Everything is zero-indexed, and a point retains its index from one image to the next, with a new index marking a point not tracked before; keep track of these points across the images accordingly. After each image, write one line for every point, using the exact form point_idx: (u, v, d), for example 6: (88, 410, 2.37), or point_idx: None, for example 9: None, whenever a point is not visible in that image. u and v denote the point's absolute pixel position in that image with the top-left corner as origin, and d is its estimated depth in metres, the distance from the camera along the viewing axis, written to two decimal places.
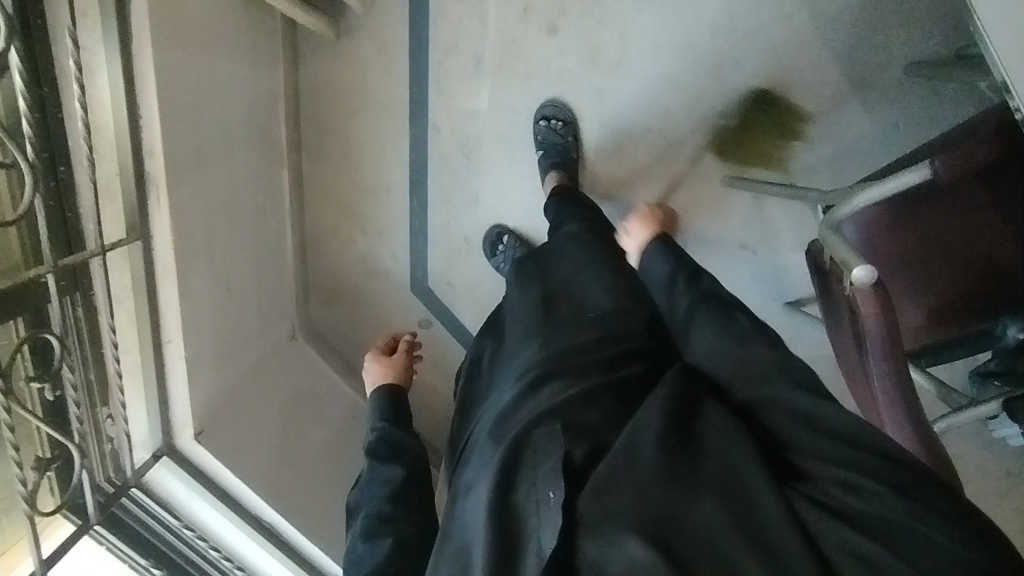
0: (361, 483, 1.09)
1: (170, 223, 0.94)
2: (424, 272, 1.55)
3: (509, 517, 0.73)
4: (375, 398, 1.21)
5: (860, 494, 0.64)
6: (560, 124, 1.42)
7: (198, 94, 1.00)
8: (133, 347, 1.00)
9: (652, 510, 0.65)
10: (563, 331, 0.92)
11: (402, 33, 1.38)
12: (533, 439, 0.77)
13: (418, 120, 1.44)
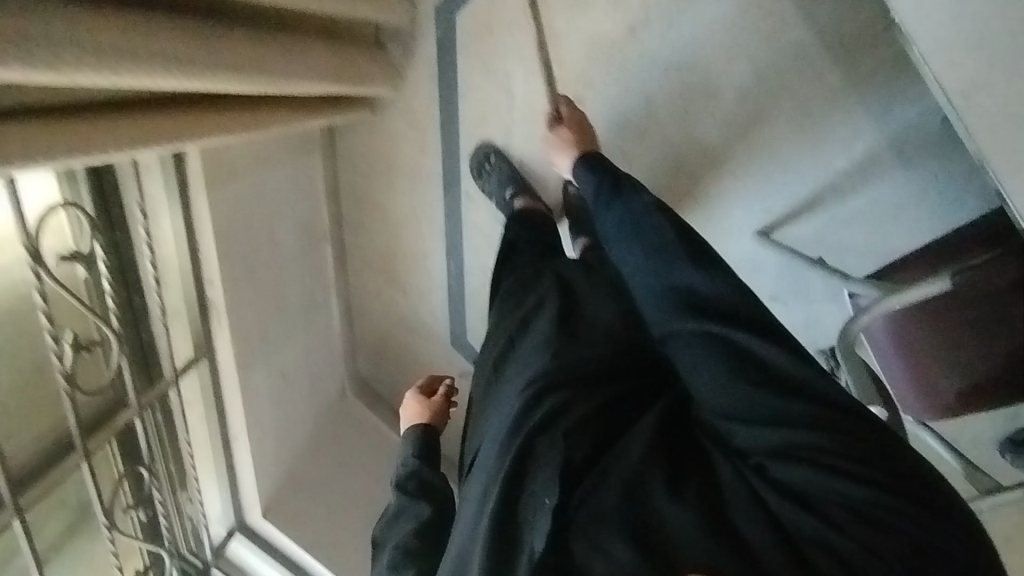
0: (388, 516, 1.04)
1: (230, 341, 1.05)
2: (463, 328, 1.63)
3: (506, 520, 0.71)
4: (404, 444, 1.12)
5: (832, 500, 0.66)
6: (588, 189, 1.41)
7: (246, 213, 1.08)
8: (205, 444, 1.13)
9: (635, 511, 0.68)
10: (555, 329, 0.88)
11: (433, 109, 1.43)
12: (532, 445, 0.75)
13: (451, 189, 1.50)
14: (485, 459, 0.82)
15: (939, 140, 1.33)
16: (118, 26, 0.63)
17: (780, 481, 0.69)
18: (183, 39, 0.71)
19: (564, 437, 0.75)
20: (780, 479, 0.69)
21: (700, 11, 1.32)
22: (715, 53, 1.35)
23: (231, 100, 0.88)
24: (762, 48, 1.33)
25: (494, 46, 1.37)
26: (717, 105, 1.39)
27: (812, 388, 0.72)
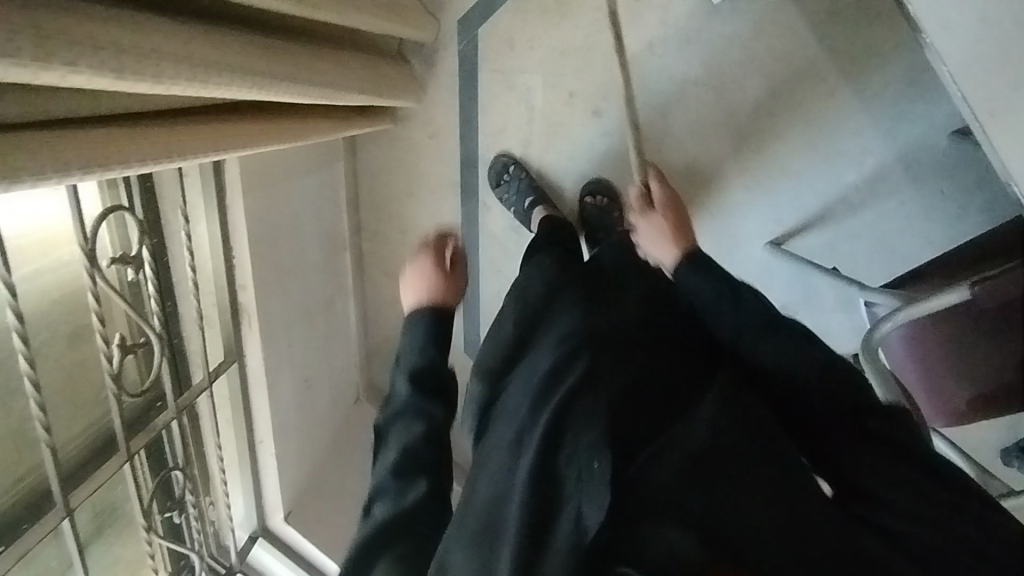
0: (390, 409, 0.81)
1: (260, 346, 1.07)
2: (477, 336, 1.64)
3: (549, 486, 0.67)
4: (408, 329, 0.86)
5: (917, 532, 0.61)
6: (606, 200, 1.43)
7: (276, 220, 1.10)
8: (232, 448, 1.14)
9: (701, 506, 0.63)
10: (612, 303, 0.85)
11: (453, 120, 1.46)
12: (577, 402, 0.71)
13: (469, 199, 1.52)
14: (518, 419, 0.77)
15: (947, 156, 1.37)
16: (211, 41, 0.66)
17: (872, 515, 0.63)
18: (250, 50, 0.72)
19: (612, 401, 0.71)
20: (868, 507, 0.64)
21: (717, 28, 1.36)
22: (731, 68, 1.38)
23: (266, 109, 0.90)
24: (778, 64, 1.36)
25: (516, 59, 1.40)
26: (731, 118, 1.42)
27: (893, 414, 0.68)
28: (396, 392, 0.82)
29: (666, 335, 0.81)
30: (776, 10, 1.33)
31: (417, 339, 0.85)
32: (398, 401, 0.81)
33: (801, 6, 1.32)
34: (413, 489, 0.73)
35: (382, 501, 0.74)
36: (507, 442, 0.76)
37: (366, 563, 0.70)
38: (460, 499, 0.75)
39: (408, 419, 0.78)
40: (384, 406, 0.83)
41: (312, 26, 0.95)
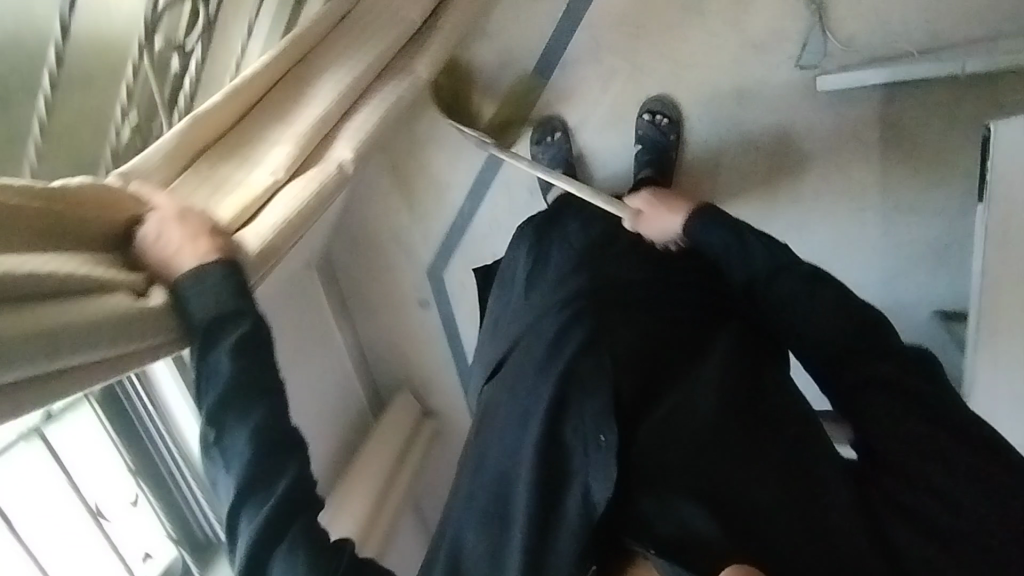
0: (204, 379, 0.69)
1: None
2: (444, 263, 1.66)
3: (554, 451, 0.78)
4: (206, 273, 0.67)
5: (925, 507, 0.71)
6: (664, 120, 1.41)
7: None
8: None
9: (710, 485, 0.72)
10: (620, 274, 0.96)
11: (530, 62, 1.44)
12: (580, 370, 0.82)
13: (505, 140, 1.52)
14: (527, 386, 0.86)
15: (920, 329, 1.44)
16: None
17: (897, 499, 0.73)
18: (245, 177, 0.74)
19: (615, 366, 0.82)
20: (904, 489, 0.73)
21: (807, 112, 1.36)
22: (797, 156, 1.40)
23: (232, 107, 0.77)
24: (835, 174, 1.39)
25: (616, 37, 1.40)
26: (774, 196, 1.43)
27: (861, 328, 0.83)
28: (215, 370, 0.69)
29: (681, 310, 0.93)
30: (861, 129, 1.34)
31: (221, 288, 0.67)
32: (210, 397, 0.69)
33: (884, 138, 1.34)
34: (280, 484, 0.71)
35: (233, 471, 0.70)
36: (517, 410, 0.85)
37: (265, 553, 0.70)
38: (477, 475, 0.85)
39: (246, 404, 0.70)
40: (196, 390, 0.70)
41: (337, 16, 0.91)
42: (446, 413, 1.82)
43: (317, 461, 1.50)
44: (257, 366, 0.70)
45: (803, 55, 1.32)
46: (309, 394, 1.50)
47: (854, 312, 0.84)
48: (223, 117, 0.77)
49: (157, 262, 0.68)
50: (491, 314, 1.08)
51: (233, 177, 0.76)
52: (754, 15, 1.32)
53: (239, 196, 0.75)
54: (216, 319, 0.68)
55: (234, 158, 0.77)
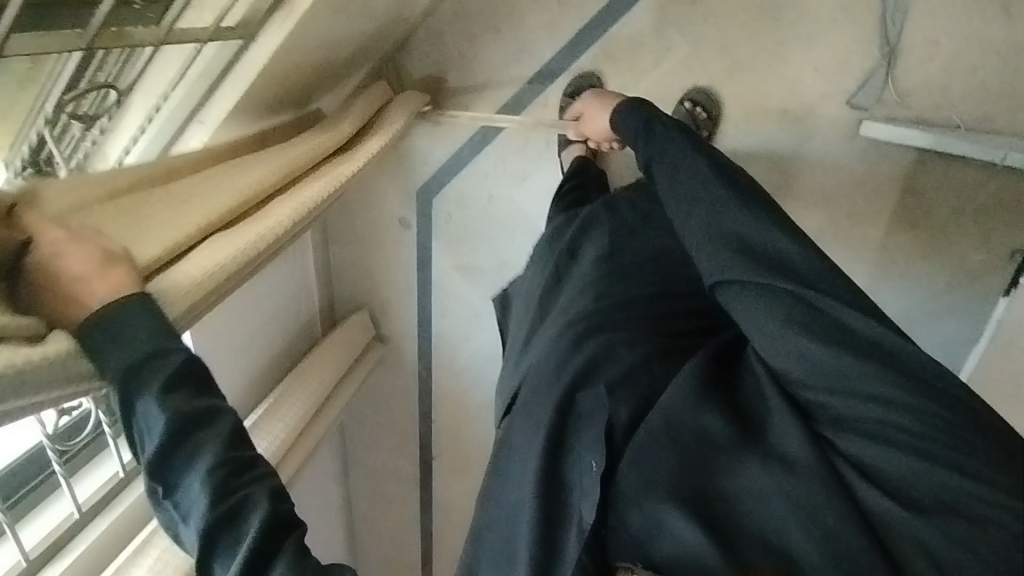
0: (140, 423, 0.70)
1: (278, 42, 0.97)
2: (438, 189, 1.59)
3: (557, 487, 0.79)
4: (118, 307, 0.69)
5: (901, 472, 0.71)
6: (703, 114, 1.37)
7: None
8: (182, 109, 0.98)
9: (692, 481, 0.74)
10: (632, 295, 0.97)
11: (590, 10, 1.37)
12: (579, 403, 0.84)
13: (538, 83, 1.45)
14: (526, 417, 0.88)
15: None
16: None
17: (855, 455, 0.74)
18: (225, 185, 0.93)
19: (610, 393, 0.84)
20: (860, 445, 0.74)
21: (840, 152, 1.35)
22: (815, 191, 1.39)
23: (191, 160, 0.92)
24: (844, 220, 1.39)
25: (684, 13, 1.33)
26: None
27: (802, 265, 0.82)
28: (146, 417, 0.69)
29: (682, 325, 0.95)
30: (885, 185, 1.34)
31: (135, 320, 0.69)
32: (149, 448, 0.70)
33: (902, 200, 1.34)
34: (252, 518, 0.71)
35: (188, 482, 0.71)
36: (517, 442, 0.88)
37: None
38: (483, 520, 0.87)
39: (196, 441, 0.71)
40: (138, 447, 0.72)
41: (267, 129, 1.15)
42: (395, 339, 1.78)
43: (260, 359, 1.46)
44: (194, 402, 0.72)
45: (858, 94, 1.29)
46: (268, 291, 1.45)
47: (762, 226, 0.85)
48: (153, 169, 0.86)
49: (57, 297, 0.68)
50: (513, 351, 1.10)
51: (157, 217, 0.82)
52: (828, 38, 1.27)
53: (161, 243, 0.79)
54: (140, 357, 0.69)
55: (162, 203, 0.85)
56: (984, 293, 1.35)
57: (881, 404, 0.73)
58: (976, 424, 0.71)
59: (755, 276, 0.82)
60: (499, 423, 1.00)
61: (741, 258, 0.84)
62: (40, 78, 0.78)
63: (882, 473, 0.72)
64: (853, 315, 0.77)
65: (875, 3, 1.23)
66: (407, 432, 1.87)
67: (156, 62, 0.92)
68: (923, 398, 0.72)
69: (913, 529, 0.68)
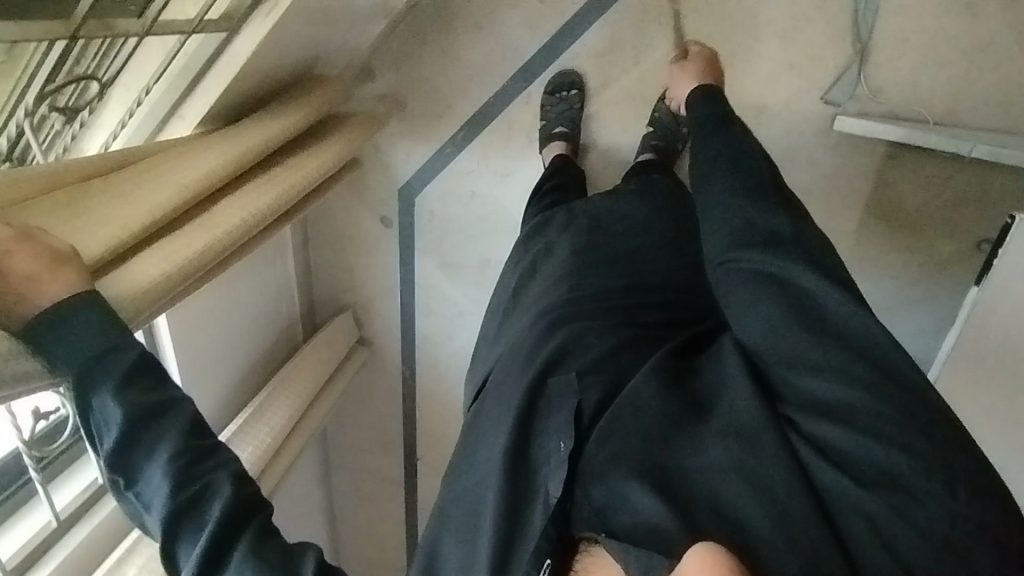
0: (97, 417, 0.72)
1: (263, 37, 0.95)
2: (420, 187, 1.58)
3: (523, 467, 0.79)
4: (71, 304, 0.67)
5: (864, 461, 0.66)
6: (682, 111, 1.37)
7: None
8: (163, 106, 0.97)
9: (653, 455, 0.71)
10: (602, 287, 0.97)
11: (571, 8, 1.38)
12: (548, 386, 0.83)
13: (520, 81, 1.46)
14: (496, 399, 0.88)
15: None
16: None
17: (812, 434, 0.70)
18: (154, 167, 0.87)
19: (580, 378, 0.82)
20: (821, 425, 0.70)
21: (814, 147, 1.38)
22: (791, 185, 1.42)
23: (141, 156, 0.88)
24: (819, 214, 1.43)
25: (663, 11, 1.35)
26: None
27: (803, 246, 0.77)
28: (103, 411, 0.71)
29: (650, 310, 0.94)
30: (857, 179, 1.39)
31: (85, 320, 0.68)
32: (109, 441, 0.72)
33: (874, 193, 1.39)
34: (214, 503, 0.74)
35: (150, 468, 0.73)
36: (487, 425, 0.87)
37: (219, 564, 0.73)
38: (446, 505, 0.87)
39: (157, 430, 0.73)
40: (96, 441, 0.73)
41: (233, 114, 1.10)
42: (378, 340, 1.76)
43: (239, 359, 1.42)
44: (152, 396, 0.73)
45: (832, 90, 1.33)
46: (246, 296, 1.41)
47: (779, 227, 0.79)
48: (98, 164, 0.82)
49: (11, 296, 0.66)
50: (485, 343, 1.09)
51: (100, 209, 0.78)
52: (802, 35, 1.30)
53: (110, 239, 0.75)
54: (93, 357, 0.69)
55: (103, 194, 0.80)
56: (952, 283, 1.40)
57: (857, 386, 0.69)
58: (942, 424, 0.67)
59: (753, 256, 0.78)
60: (468, 406, 0.99)
61: (746, 240, 0.79)
62: (14, 73, 0.75)
63: (839, 453, 0.68)
64: (838, 297, 0.73)
65: (848, 2, 1.27)
66: (391, 433, 1.86)
67: (137, 57, 0.90)
68: (894, 391, 0.68)
69: (866, 512, 0.64)
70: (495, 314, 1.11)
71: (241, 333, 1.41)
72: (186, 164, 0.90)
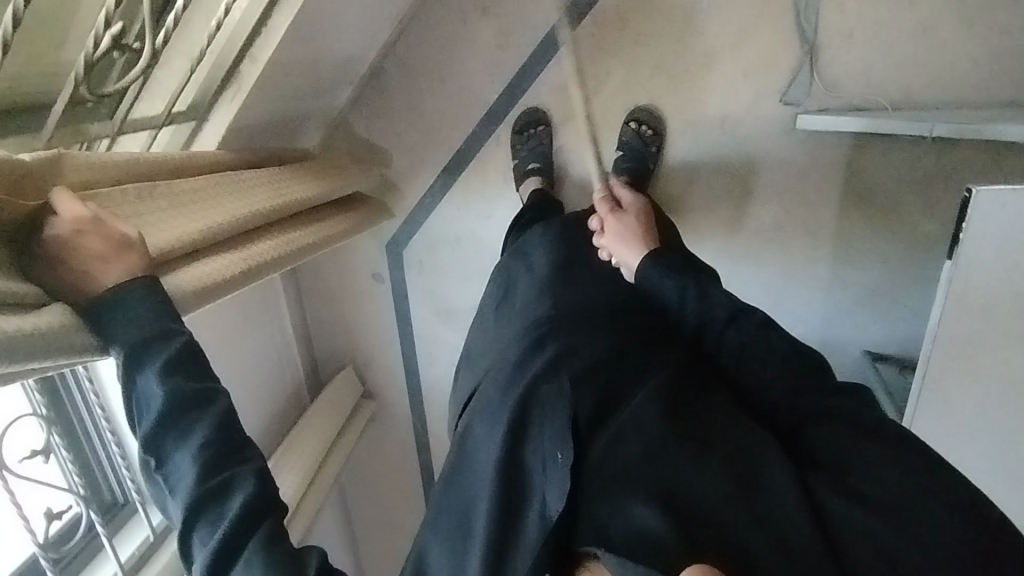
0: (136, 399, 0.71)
1: (230, 119, 1.05)
2: (405, 240, 1.61)
3: (518, 473, 0.77)
4: (128, 288, 0.71)
5: (878, 493, 0.66)
6: (648, 132, 1.42)
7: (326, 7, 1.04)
8: None
9: (658, 475, 0.69)
10: (594, 299, 0.95)
11: (526, 49, 1.44)
12: (540, 393, 0.79)
13: (487, 124, 1.50)
14: (488, 408, 0.84)
15: (851, 366, 1.54)
16: None
17: (831, 475, 0.70)
18: (200, 194, 0.91)
19: (573, 387, 0.79)
20: (831, 473, 0.70)
21: (781, 147, 1.41)
22: (765, 187, 1.45)
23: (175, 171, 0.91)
24: (797, 210, 1.45)
25: (615, 41, 1.40)
26: (734, 221, 1.49)
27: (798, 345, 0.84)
28: (145, 390, 0.70)
29: (641, 324, 0.92)
30: (827, 172, 1.41)
31: (141, 305, 0.71)
32: (148, 419, 0.70)
33: (846, 183, 1.41)
34: (237, 496, 0.71)
35: (170, 459, 0.71)
36: (479, 434, 0.84)
37: (233, 558, 0.69)
38: (437, 520, 0.85)
39: (193, 416, 0.71)
40: (135, 417, 0.72)
41: (258, 159, 1.15)
42: (384, 394, 1.77)
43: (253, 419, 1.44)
44: (198, 382, 0.73)
45: (789, 91, 1.36)
46: (250, 365, 1.44)
47: (775, 328, 0.85)
48: (153, 166, 0.86)
49: (73, 273, 0.69)
50: (473, 351, 1.07)
51: (158, 214, 0.82)
52: (750, 43, 1.35)
53: (174, 235, 0.81)
54: (146, 341, 0.70)
55: (167, 201, 0.85)
56: (941, 263, 1.40)
57: (859, 436, 0.71)
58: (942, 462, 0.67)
59: (761, 352, 0.84)
60: (458, 415, 0.96)
61: (731, 313, 0.88)
62: None
63: (843, 484, 0.68)
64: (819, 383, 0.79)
65: (789, 5, 1.31)
66: (409, 486, 1.85)
67: None
68: (889, 434, 0.69)
69: (872, 537, 0.63)
70: (484, 323, 1.10)
71: (249, 388, 1.43)
72: (219, 196, 0.94)
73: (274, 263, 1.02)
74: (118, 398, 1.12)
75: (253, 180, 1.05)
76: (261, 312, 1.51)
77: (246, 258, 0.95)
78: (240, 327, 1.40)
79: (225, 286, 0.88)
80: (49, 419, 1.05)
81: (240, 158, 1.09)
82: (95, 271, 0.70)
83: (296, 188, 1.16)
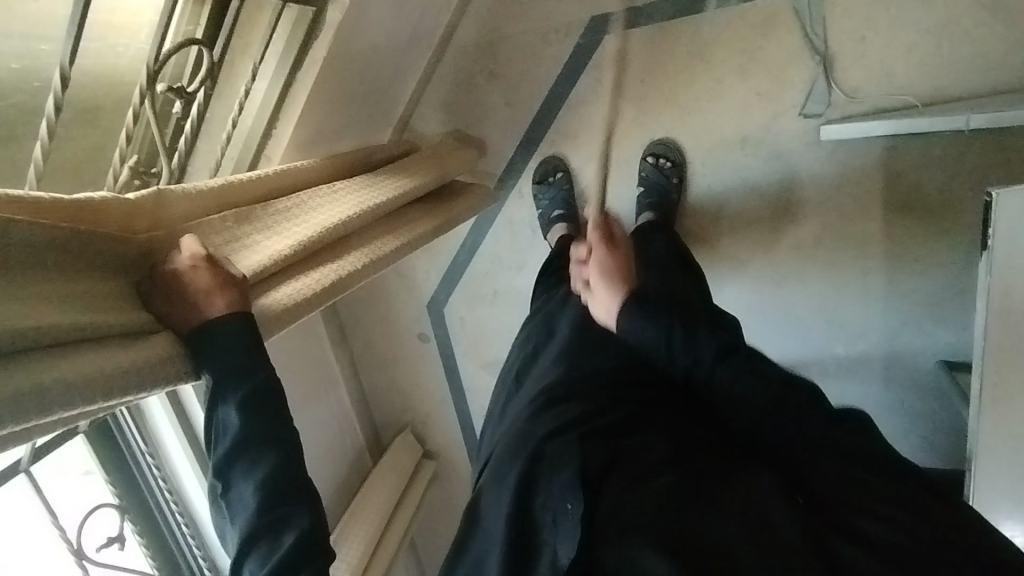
0: (215, 427, 0.78)
1: None
2: (445, 298, 1.66)
3: (528, 524, 0.75)
4: (225, 324, 0.75)
5: (874, 523, 0.63)
6: (667, 164, 1.41)
7: (328, 97, 1.13)
8: None
9: (663, 522, 0.68)
10: (606, 369, 0.95)
11: (536, 102, 1.48)
12: (547, 452, 0.79)
13: (509, 178, 1.54)
14: (498, 472, 0.83)
15: (928, 376, 1.41)
16: None
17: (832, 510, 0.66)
18: (285, 220, 0.93)
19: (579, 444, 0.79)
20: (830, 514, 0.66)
21: (809, 160, 1.36)
22: (800, 203, 1.39)
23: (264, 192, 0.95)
24: (838, 222, 1.38)
25: (621, 81, 1.42)
26: (771, 242, 1.43)
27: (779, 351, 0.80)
28: (227, 419, 0.76)
29: (641, 380, 0.94)
30: (864, 179, 1.34)
31: (236, 343, 0.76)
32: (223, 446, 0.77)
33: (888, 187, 1.33)
34: (288, 535, 0.75)
35: (228, 493, 0.77)
36: (494, 491, 0.82)
37: None
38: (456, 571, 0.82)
39: (259, 452, 0.76)
40: (212, 444, 0.79)
41: (352, 160, 1.17)
42: (443, 452, 1.80)
43: (321, 468, 1.52)
44: (271, 422, 0.77)
45: (808, 104, 1.32)
46: (317, 435, 1.53)
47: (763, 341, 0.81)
48: (240, 196, 0.91)
49: (180, 305, 0.75)
50: (496, 415, 1.08)
51: (253, 240, 0.87)
52: (756, 61, 1.33)
53: (264, 255, 0.85)
54: (228, 372, 0.75)
55: (259, 222, 0.90)
56: None
57: (853, 462, 0.67)
58: (933, 497, 0.63)
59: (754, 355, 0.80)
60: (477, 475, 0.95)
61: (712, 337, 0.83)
62: None
63: (847, 524, 0.64)
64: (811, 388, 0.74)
65: (792, 20, 1.29)
66: None
67: None
68: (866, 461, 0.66)
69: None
70: (503, 391, 1.10)
71: (315, 439, 1.51)
72: (315, 210, 0.98)
73: (368, 268, 1.03)
74: (185, 481, 1.20)
75: (344, 188, 1.05)
76: (320, 383, 1.58)
77: (341, 268, 0.97)
78: (300, 390, 1.50)
79: (316, 298, 0.90)
80: (125, 508, 1.16)
81: (329, 165, 1.10)
82: (204, 296, 0.75)
83: (388, 185, 1.12)
